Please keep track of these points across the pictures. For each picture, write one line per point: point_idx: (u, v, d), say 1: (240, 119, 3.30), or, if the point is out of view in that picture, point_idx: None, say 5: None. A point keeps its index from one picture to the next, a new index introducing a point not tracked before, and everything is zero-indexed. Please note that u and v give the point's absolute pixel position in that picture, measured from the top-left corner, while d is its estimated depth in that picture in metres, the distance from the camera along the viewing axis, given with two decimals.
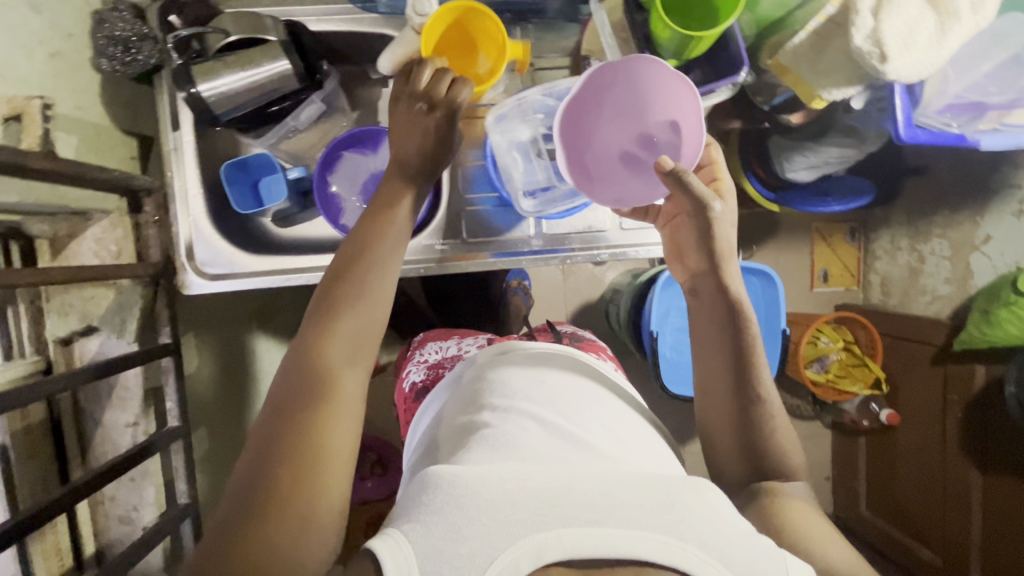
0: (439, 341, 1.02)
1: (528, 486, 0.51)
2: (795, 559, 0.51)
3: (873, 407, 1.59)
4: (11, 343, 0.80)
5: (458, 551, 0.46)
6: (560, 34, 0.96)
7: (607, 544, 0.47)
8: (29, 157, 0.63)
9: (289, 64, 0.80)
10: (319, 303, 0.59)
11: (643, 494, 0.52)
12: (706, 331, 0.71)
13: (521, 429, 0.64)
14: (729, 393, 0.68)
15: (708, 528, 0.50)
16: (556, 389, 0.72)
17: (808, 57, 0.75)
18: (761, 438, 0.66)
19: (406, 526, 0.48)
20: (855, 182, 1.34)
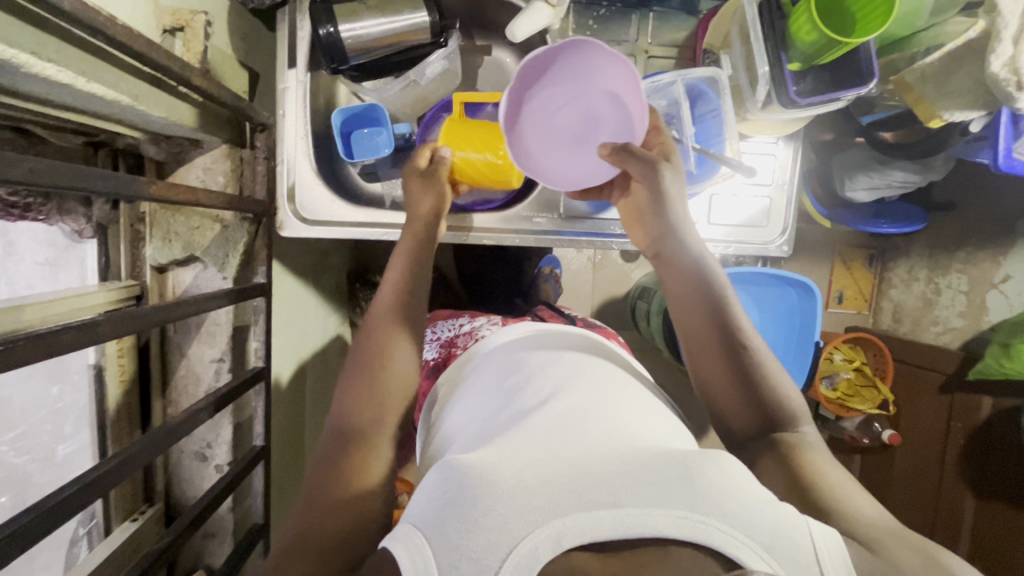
0: (451, 320, 1.02)
1: (543, 472, 0.52)
2: (821, 525, 0.49)
3: (875, 426, 1.64)
4: (109, 263, 0.78)
5: (474, 544, 0.47)
6: (676, 26, 0.98)
7: (626, 524, 0.48)
8: (191, 72, 0.61)
9: (427, 16, 0.80)
10: (361, 359, 0.69)
11: (660, 471, 0.51)
12: (684, 308, 0.73)
13: (523, 406, 0.63)
14: (719, 356, 0.69)
15: (728, 500, 0.49)
16: (571, 365, 0.70)
17: (936, 78, 0.79)
18: (757, 383, 0.68)
19: (423, 526, 0.50)
20: (907, 210, 1.31)
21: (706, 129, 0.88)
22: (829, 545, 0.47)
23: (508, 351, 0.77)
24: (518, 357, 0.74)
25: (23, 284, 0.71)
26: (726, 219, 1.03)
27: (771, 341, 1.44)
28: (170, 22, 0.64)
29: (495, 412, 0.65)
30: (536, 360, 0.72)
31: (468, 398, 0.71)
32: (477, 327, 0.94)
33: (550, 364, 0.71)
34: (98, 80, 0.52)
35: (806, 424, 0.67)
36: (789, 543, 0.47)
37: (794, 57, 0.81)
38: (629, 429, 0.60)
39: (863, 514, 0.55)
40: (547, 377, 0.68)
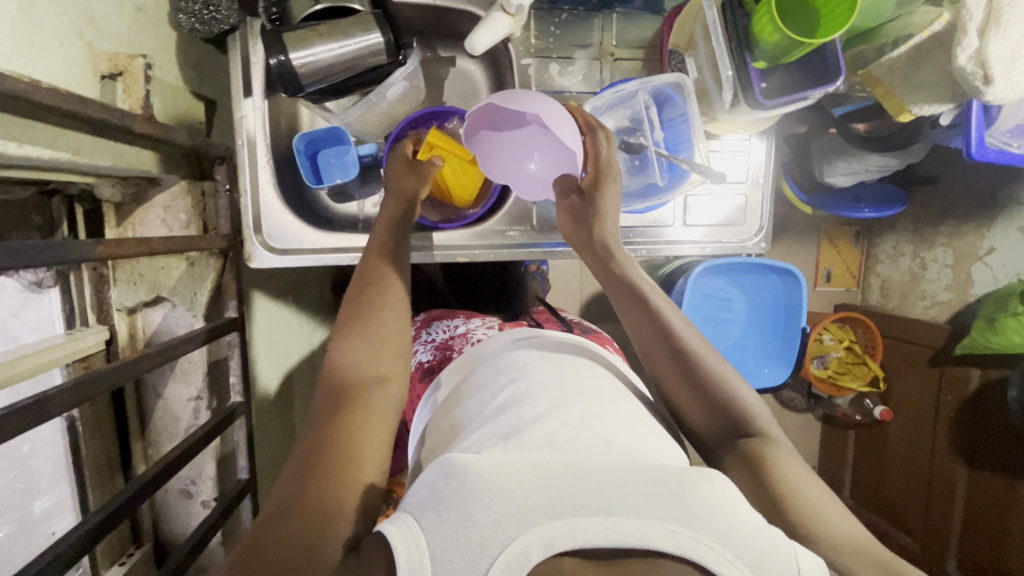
0: (447, 321, 1.00)
1: (544, 475, 0.50)
2: (809, 553, 0.49)
3: (867, 403, 1.65)
4: (74, 310, 0.77)
5: (469, 540, 0.45)
6: (642, 25, 0.97)
7: (618, 534, 0.46)
8: (133, 119, 0.59)
9: (381, 37, 0.78)
10: (353, 327, 0.68)
11: (655, 484, 0.50)
12: (643, 330, 0.72)
13: (515, 416, 0.62)
14: (683, 385, 0.68)
15: (720, 518, 0.48)
16: (555, 370, 0.70)
17: (904, 72, 0.77)
18: (723, 405, 0.67)
19: (418, 513, 0.48)
20: (887, 190, 1.30)
21: (676, 134, 0.86)
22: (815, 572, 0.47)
23: (500, 358, 0.75)
24: (504, 367, 0.72)
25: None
26: (703, 219, 1.02)
27: (760, 327, 1.44)
28: (107, 67, 0.62)
29: (483, 420, 0.64)
30: (535, 364, 0.71)
31: (459, 410, 0.69)
32: (472, 330, 0.93)
33: (536, 368, 0.70)
34: (31, 142, 0.51)
35: (778, 441, 0.65)
36: (776, 564, 0.46)
37: (760, 56, 0.80)
38: (619, 442, 0.60)
39: (843, 533, 0.57)
40: (544, 384, 0.67)
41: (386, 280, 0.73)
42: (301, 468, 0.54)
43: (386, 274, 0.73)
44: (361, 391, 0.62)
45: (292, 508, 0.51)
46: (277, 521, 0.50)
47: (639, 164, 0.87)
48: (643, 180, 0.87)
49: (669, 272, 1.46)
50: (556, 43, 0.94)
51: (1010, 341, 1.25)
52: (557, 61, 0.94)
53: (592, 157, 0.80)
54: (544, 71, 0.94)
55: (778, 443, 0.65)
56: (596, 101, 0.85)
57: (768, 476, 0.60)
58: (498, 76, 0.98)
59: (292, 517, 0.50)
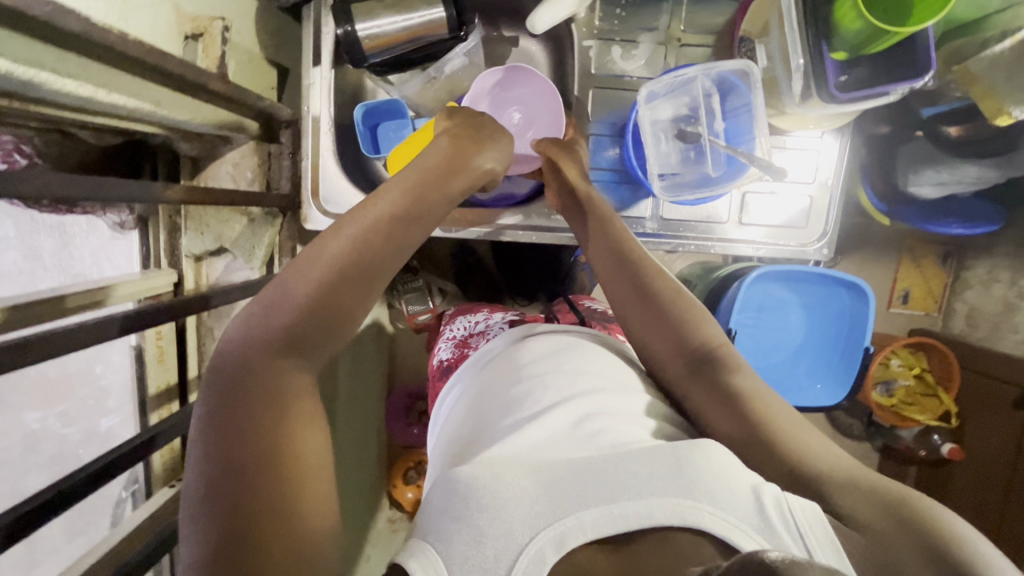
0: (468, 316, 0.94)
1: (543, 475, 0.49)
2: (800, 498, 0.46)
3: (935, 439, 1.51)
4: (150, 252, 0.85)
5: (484, 554, 0.44)
6: (715, 11, 0.92)
7: (626, 516, 0.46)
8: (209, 78, 0.64)
9: (444, 11, 0.80)
10: (292, 326, 0.50)
11: (653, 458, 0.50)
12: (616, 282, 0.70)
13: (508, 427, 0.58)
14: (643, 312, 0.66)
15: (721, 485, 0.47)
16: (545, 378, 0.62)
17: (1008, 69, 0.69)
18: (682, 332, 0.64)
19: (432, 538, 0.46)
20: (982, 207, 1.17)
21: (738, 126, 0.82)
22: (808, 515, 0.44)
23: (497, 363, 0.69)
24: (498, 378, 0.66)
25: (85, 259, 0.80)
26: (765, 218, 0.97)
27: (817, 343, 1.35)
28: (191, 28, 0.67)
29: (479, 432, 0.60)
30: (529, 371, 0.64)
31: (465, 421, 0.64)
32: (491, 328, 0.85)
33: (528, 377, 0.63)
34: (119, 91, 0.56)
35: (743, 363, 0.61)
36: (776, 533, 0.44)
37: (838, 46, 0.74)
38: (621, 434, 0.54)
39: (839, 467, 0.50)
40: (536, 394, 0.61)
41: (340, 271, 0.53)
42: (222, 489, 0.42)
43: (348, 256, 0.54)
44: (299, 391, 0.48)
45: (224, 543, 0.40)
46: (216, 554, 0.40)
47: (694, 155, 0.84)
48: (699, 171, 0.84)
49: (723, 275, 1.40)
50: (621, 26, 0.91)
51: None
52: (620, 44, 0.92)
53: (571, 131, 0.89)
54: (605, 54, 0.92)
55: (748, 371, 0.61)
56: (654, 84, 0.81)
57: (758, 425, 0.55)
58: (560, 58, 0.97)
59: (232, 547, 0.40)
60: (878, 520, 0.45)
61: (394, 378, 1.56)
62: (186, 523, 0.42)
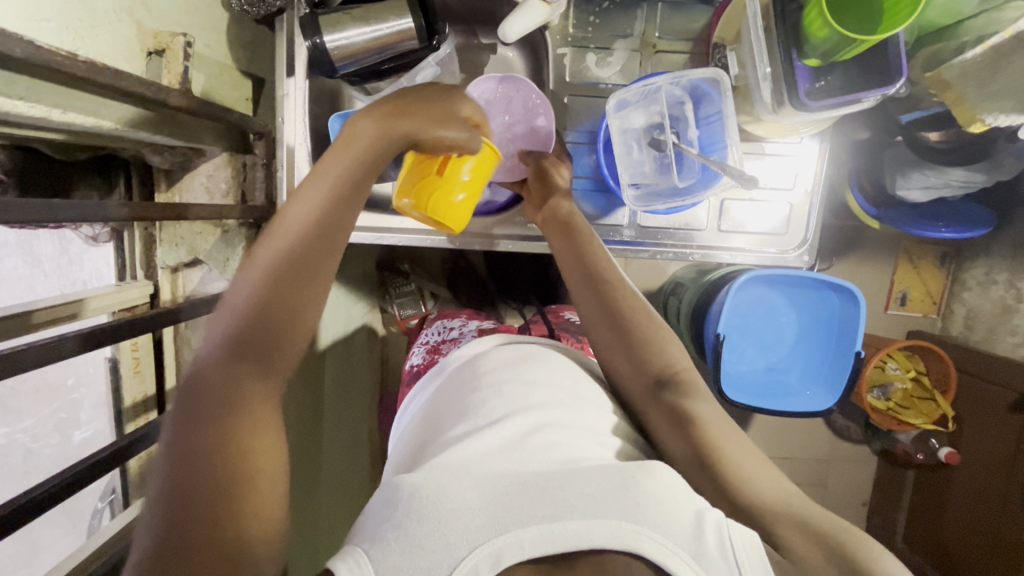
0: (443, 323, 0.93)
1: (490, 489, 0.51)
2: (742, 527, 0.48)
3: (932, 442, 1.48)
4: (125, 265, 0.85)
5: (416, 564, 0.46)
6: (690, 16, 0.91)
7: (563, 538, 0.48)
8: (171, 93, 0.64)
9: (412, 22, 0.80)
10: (252, 314, 0.50)
11: (598, 481, 0.51)
12: (584, 299, 0.70)
13: (463, 430, 0.58)
14: (609, 331, 0.67)
15: (665, 510, 0.49)
16: (506, 384, 0.63)
17: (979, 75, 0.67)
18: (643, 352, 0.64)
19: (367, 545, 0.48)
20: (972, 211, 1.15)
21: (711, 134, 0.81)
22: (747, 549, 0.46)
23: (460, 369, 0.70)
24: (459, 384, 0.67)
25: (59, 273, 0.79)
26: (744, 225, 0.96)
27: (808, 348, 1.33)
28: (153, 45, 0.67)
29: (434, 438, 0.61)
30: (491, 376, 0.65)
31: (424, 427, 0.64)
32: (464, 336, 0.85)
33: (488, 384, 0.63)
34: (76, 109, 0.56)
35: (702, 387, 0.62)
36: (712, 558, 0.46)
37: (809, 53, 0.73)
38: (574, 450, 0.55)
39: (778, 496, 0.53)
40: (494, 400, 0.61)
41: (296, 250, 0.53)
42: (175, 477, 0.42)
43: (304, 234, 0.54)
44: (258, 377, 0.48)
45: (176, 523, 0.40)
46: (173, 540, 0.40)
47: (668, 162, 0.82)
48: (671, 179, 0.83)
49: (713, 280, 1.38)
50: (595, 33, 0.91)
51: None
52: (595, 51, 0.91)
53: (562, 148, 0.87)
54: (580, 61, 0.92)
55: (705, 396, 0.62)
56: (623, 93, 0.81)
57: (704, 446, 0.56)
58: (536, 65, 0.96)
59: (190, 529, 0.40)
60: (809, 550, 0.47)
61: (386, 383, 1.55)
62: (135, 541, 0.41)
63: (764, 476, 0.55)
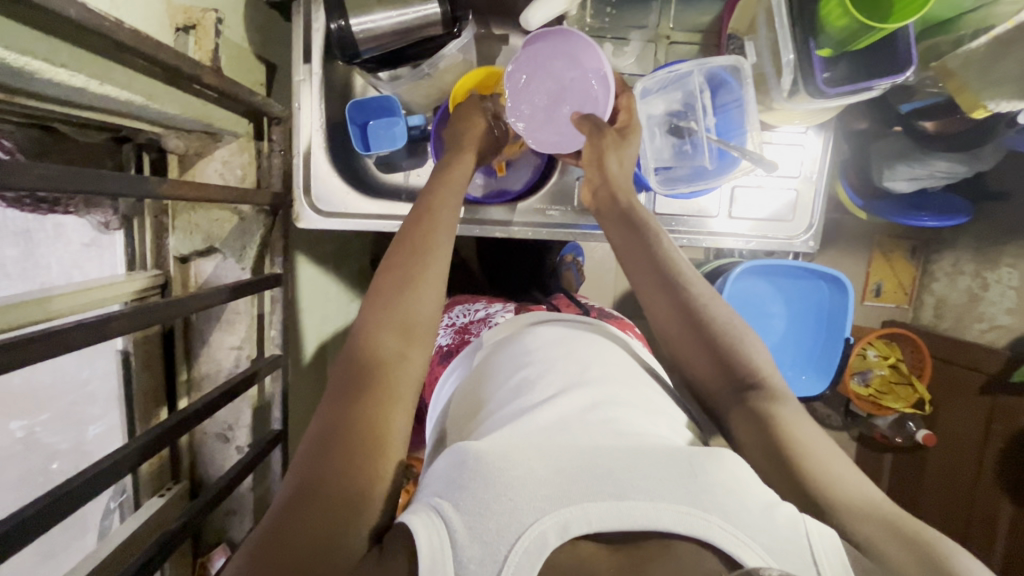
0: (465, 307, 0.99)
1: (553, 460, 0.51)
2: (818, 525, 0.49)
3: (909, 427, 1.52)
4: (135, 254, 0.82)
5: (487, 527, 0.45)
6: (702, 10, 0.95)
7: (630, 516, 0.47)
8: (202, 70, 0.62)
9: (438, 7, 0.80)
10: (388, 318, 0.62)
11: (665, 467, 0.51)
12: (656, 299, 0.70)
13: (521, 406, 0.62)
14: (689, 337, 0.68)
15: (729, 499, 0.49)
16: (552, 366, 0.67)
17: (982, 64, 0.73)
18: (727, 355, 0.66)
19: (440, 502, 0.48)
20: (951, 201, 1.21)
21: (729, 121, 0.84)
22: (827, 549, 0.47)
23: (505, 351, 0.74)
24: (505, 363, 0.71)
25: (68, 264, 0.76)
26: (751, 212, 0.99)
27: (799, 335, 1.39)
28: (183, 20, 0.66)
29: (492, 416, 0.63)
30: (538, 354, 0.70)
31: (472, 403, 0.69)
32: (490, 317, 0.92)
33: (533, 365, 0.68)
34: (112, 82, 0.54)
35: (784, 395, 0.63)
36: (786, 546, 0.46)
37: (824, 43, 0.77)
38: (630, 424, 0.59)
39: (858, 496, 0.55)
40: (544, 378, 0.65)
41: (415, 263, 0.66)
42: (337, 433, 0.53)
43: (418, 252, 0.67)
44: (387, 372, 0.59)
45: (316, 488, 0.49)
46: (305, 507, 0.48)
47: (688, 148, 0.85)
48: (692, 165, 0.85)
49: (708, 270, 1.42)
50: (611, 24, 0.93)
51: None
52: (612, 41, 0.94)
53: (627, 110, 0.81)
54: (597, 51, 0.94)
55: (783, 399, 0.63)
56: (647, 81, 0.83)
57: (776, 435, 0.59)
58: None
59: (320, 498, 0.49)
60: (892, 548, 0.50)
61: None
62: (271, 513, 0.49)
63: (821, 464, 0.57)
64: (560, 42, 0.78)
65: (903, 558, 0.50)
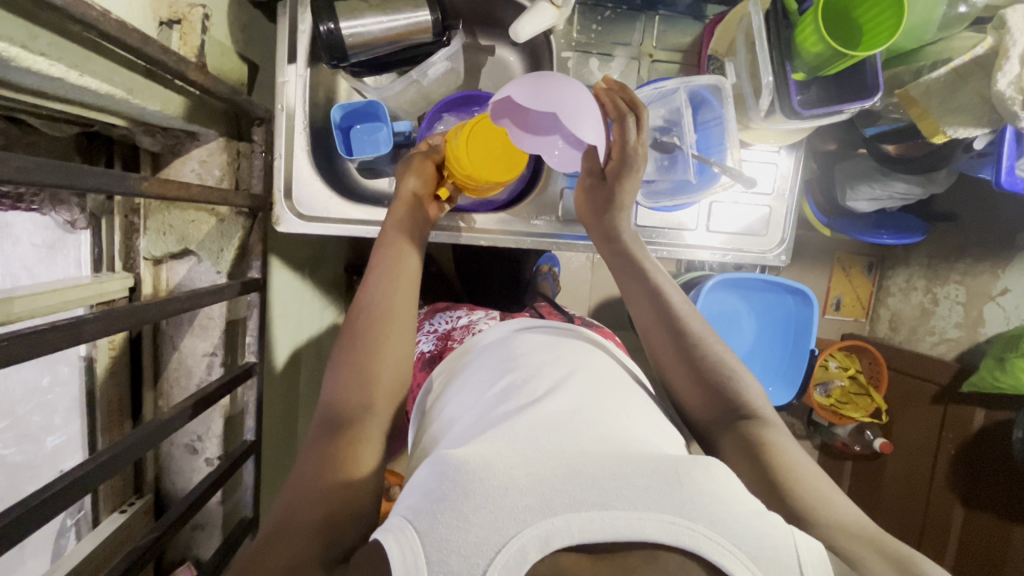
0: (449, 313, 0.98)
1: (537, 471, 0.50)
2: (806, 538, 0.48)
3: (867, 434, 1.55)
4: (102, 255, 0.78)
5: (464, 540, 0.45)
6: (683, 30, 0.98)
7: (615, 526, 0.46)
8: (189, 68, 0.61)
9: (430, 15, 0.80)
10: (352, 375, 0.65)
11: (652, 475, 0.50)
12: (653, 329, 0.75)
13: (507, 407, 0.62)
14: (683, 363, 0.71)
15: (717, 508, 0.48)
16: (538, 371, 0.67)
17: (942, 93, 0.78)
18: (718, 383, 0.69)
19: (412, 516, 0.47)
20: (907, 221, 1.27)
21: (708, 137, 0.87)
22: (816, 561, 0.46)
23: (493, 353, 0.74)
24: (493, 365, 0.72)
25: (23, 269, 0.70)
26: (725, 226, 1.03)
27: (768, 345, 1.43)
28: (167, 14, 0.65)
29: (479, 414, 0.63)
30: (527, 359, 0.70)
31: (458, 402, 0.69)
32: (473, 323, 0.91)
33: (522, 369, 0.68)
34: (92, 74, 0.52)
35: (775, 423, 0.67)
36: (775, 554, 0.46)
37: (800, 67, 0.81)
38: (615, 431, 0.59)
39: (841, 516, 0.57)
40: (533, 381, 0.66)
41: (380, 314, 0.70)
42: (301, 480, 0.56)
43: (384, 302, 0.71)
44: (351, 424, 0.61)
45: (276, 533, 0.52)
46: (267, 550, 0.50)
47: (669, 163, 0.87)
48: (673, 178, 0.87)
49: (683, 282, 1.46)
50: (596, 39, 0.96)
51: (1021, 381, 1.21)
52: (597, 56, 0.96)
53: (618, 146, 0.77)
54: (583, 65, 0.95)
55: (773, 425, 0.66)
56: None
57: (764, 455, 0.62)
58: (536, 69, 0.99)
59: (279, 542, 0.51)
60: (874, 560, 0.51)
61: None
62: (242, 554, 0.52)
63: (804, 481, 0.60)
64: (533, 96, 0.70)
65: (883, 566, 0.51)
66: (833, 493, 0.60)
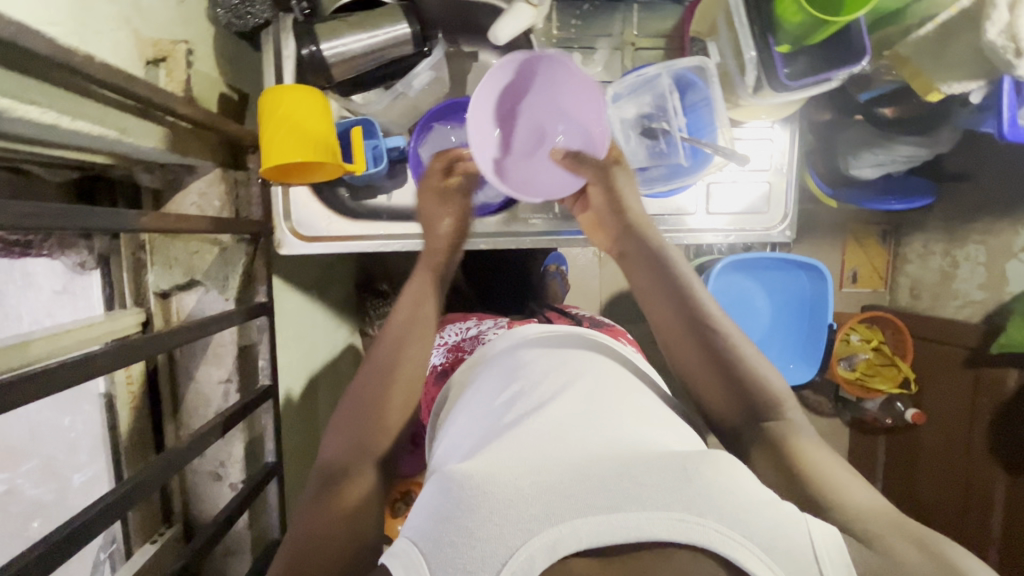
0: (458, 325, 0.98)
1: (544, 478, 0.50)
2: (821, 525, 0.47)
3: (898, 406, 1.53)
4: (113, 293, 0.80)
5: (472, 555, 0.45)
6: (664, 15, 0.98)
7: (623, 528, 0.45)
8: (177, 102, 0.62)
9: (409, 28, 0.82)
10: (365, 398, 0.70)
11: (658, 473, 0.49)
12: (674, 326, 0.74)
13: (518, 417, 0.62)
14: (705, 361, 0.71)
15: (728, 502, 0.47)
16: (550, 380, 0.67)
17: (931, 50, 0.78)
18: (743, 385, 0.69)
19: (421, 539, 0.48)
20: (914, 184, 1.25)
21: (699, 119, 0.87)
22: (829, 547, 0.45)
23: (503, 362, 0.74)
24: (503, 375, 0.71)
25: (44, 316, 0.73)
26: (728, 207, 1.02)
27: (785, 325, 1.40)
28: (152, 53, 0.67)
29: (488, 425, 0.63)
30: (538, 367, 0.69)
31: (470, 411, 0.69)
32: (484, 332, 0.91)
33: (534, 377, 0.68)
34: (84, 118, 0.54)
35: (800, 424, 0.66)
36: (789, 544, 0.44)
37: (783, 39, 0.80)
38: (624, 433, 0.58)
39: (864, 505, 0.55)
40: (545, 391, 0.65)
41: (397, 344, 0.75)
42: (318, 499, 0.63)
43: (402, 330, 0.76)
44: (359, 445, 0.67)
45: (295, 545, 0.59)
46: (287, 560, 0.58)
47: (661, 149, 0.88)
48: (670, 163, 0.87)
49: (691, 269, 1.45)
50: (578, 34, 0.96)
51: None
52: (580, 50, 0.96)
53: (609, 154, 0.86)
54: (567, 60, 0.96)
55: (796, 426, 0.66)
56: (617, 86, 0.85)
57: (788, 455, 0.62)
58: None
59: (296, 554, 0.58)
60: (905, 547, 0.48)
61: None
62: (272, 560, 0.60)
63: (826, 476, 0.59)
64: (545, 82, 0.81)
65: (916, 554, 0.47)
66: (860, 487, 0.58)
